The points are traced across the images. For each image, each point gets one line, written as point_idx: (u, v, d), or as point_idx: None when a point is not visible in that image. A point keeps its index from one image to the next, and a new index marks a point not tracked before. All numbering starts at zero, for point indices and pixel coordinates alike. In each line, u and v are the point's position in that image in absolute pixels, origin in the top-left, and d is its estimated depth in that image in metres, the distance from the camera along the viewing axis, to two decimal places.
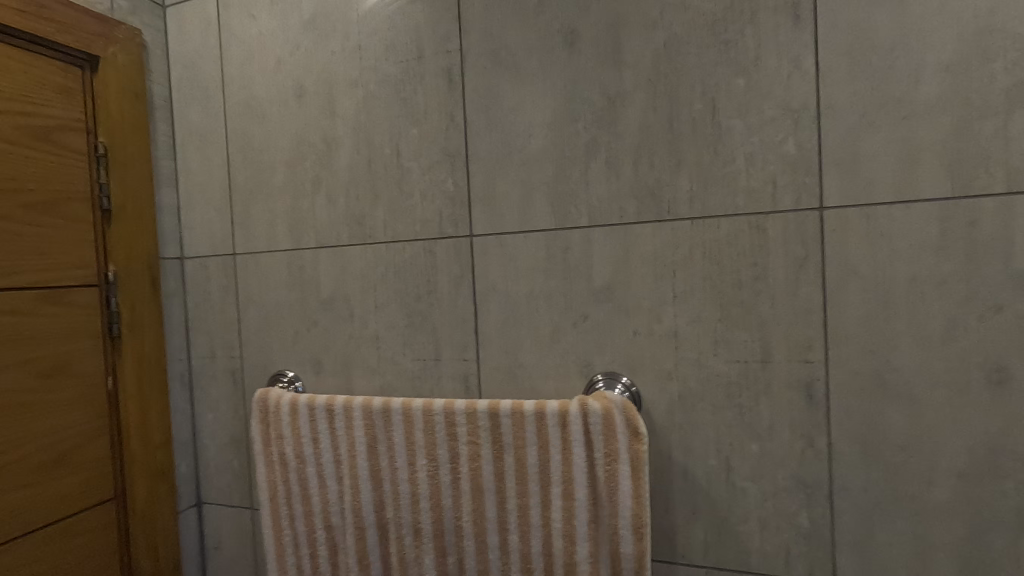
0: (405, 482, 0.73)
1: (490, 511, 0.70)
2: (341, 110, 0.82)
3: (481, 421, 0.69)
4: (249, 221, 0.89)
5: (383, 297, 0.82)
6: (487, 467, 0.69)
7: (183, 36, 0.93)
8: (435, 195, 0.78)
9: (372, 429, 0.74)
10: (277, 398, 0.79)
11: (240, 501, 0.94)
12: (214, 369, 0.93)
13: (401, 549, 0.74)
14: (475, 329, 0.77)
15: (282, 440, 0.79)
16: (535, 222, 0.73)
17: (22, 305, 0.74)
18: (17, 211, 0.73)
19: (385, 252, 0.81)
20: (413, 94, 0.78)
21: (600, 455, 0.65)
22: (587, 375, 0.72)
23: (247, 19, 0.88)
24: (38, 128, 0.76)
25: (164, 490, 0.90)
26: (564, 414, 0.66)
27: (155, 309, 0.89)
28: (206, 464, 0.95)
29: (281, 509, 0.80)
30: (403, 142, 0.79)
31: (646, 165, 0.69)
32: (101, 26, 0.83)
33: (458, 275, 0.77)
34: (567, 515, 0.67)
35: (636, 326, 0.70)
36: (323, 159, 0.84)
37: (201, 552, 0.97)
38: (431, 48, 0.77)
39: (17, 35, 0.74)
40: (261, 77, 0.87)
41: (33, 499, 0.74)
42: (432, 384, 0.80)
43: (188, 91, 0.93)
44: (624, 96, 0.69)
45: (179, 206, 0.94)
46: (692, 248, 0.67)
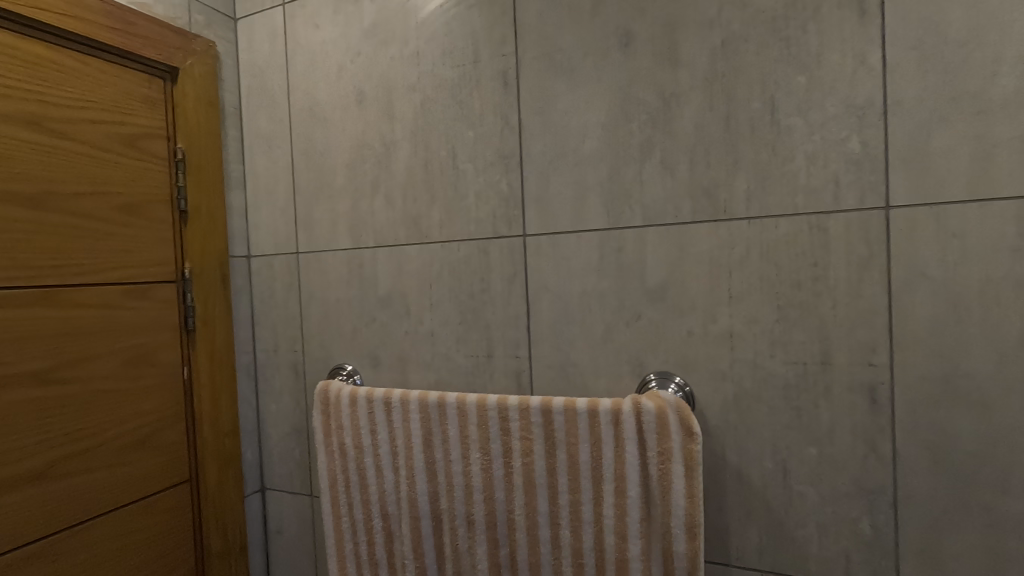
0: (459, 474, 0.75)
1: (542, 506, 0.71)
2: (399, 114, 0.85)
3: (534, 417, 0.71)
4: (312, 222, 0.93)
5: (437, 295, 0.84)
6: (539, 462, 0.71)
7: (252, 46, 0.98)
8: (490, 196, 0.80)
9: (428, 422, 0.77)
10: (337, 391, 0.83)
11: (301, 488, 0.98)
12: (278, 361, 0.99)
13: (455, 539, 0.76)
14: (527, 327, 0.79)
15: (341, 430, 0.83)
16: (589, 220, 0.74)
17: (111, 299, 0.80)
18: (109, 213, 0.80)
19: (440, 252, 0.84)
20: (469, 97, 0.80)
21: (652, 454, 0.66)
22: (639, 374, 0.73)
23: (312, 28, 0.92)
24: (126, 136, 0.82)
25: (232, 475, 0.96)
26: (617, 412, 0.67)
27: (225, 304, 0.95)
28: (270, 451, 1.01)
29: (340, 496, 0.84)
30: (459, 145, 0.81)
31: (701, 165, 0.68)
32: (181, 39, 0.89)
33: (511, 274, 0.79)
34: (619, 512, 0.67)
35: (690, 326, 0.70)
36: (383, 161, 0.87)
37: (265, 535, 1.03)
38: (487, 52, 0.79)
39: (109, 51, 0.80)
40: (324, 84, 0.91)
41: (119, 478, 0.81)
42: (485, 380, 0.82)
43: (257, 99, 0.98)
44: (679, 96, 0.69)
45: (246, 207, 1.00)
46: (748, 248, 0.67)
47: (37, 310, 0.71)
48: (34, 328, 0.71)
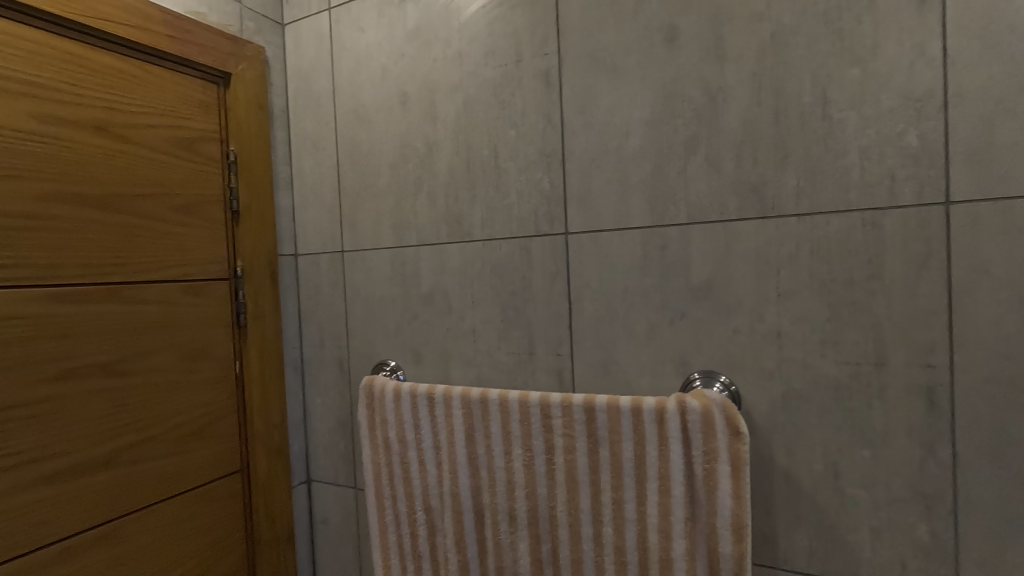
0: (501, 469, 0.76)
1: (584, 503, 0.71)
2: (442, 114, 0.87)
3: (577, 414, 0.71)
4: (357, 221, 0.96)
5: (479, 292, 0.85)
6: (582, 459, 0.71)
7: (300, 50, 1.01)
8: (532, 194, 0.80)
9: (470, 418, 0.78)
10: (381, 386, 0.85)
11: (345, 480, 1.01)
12: (324, 357, 1.02)
13: (497, 534, 0.77)
14: (569, 325, 0.79)
15: (385, 424, 0.85)
16: (632, 218, 0.74)
17: (170, 295, 0.84)
18: (168, 214, 0.83)
19: (482, 249, 0.85)
20: (511, 96, 0.81)
21: (698, 453, 0.65)
22: (683, 372, 0.72)
23: (357, 31, 0.94)
24: (183, 139, 0.86)
25: (280, 466, 0.99)
26: (661, 410, 0.66)
27: (274, 300, 0.98)
28: (316, 443, 1.04)
29: (384, 489, 0.86)
30: (501, 143, 0.82)
31: (749, 162, 0.67)
32: (234, 45, 0.92)
33: (553, 272, 0.80)
34: (663, 511, 0.67)
35: (737, 325, 0.69)
36: (426, 161, 0.88)
37: (311, 525, 1.06)
38: (529, 51, 0.79)
39: (168, 58, 0.84)
40: (368, 86, 0.94)
41: (177, 466, 0.84)
42: (526, 377, 0.83)
43: (304, 102, 1.01)
44: (726, 91, 0.68)
45: (294, 207, 1.03)
46: (798, 245, 0.65)
47: (102, 305, 0.75)
48: (99, 322, 0.75)
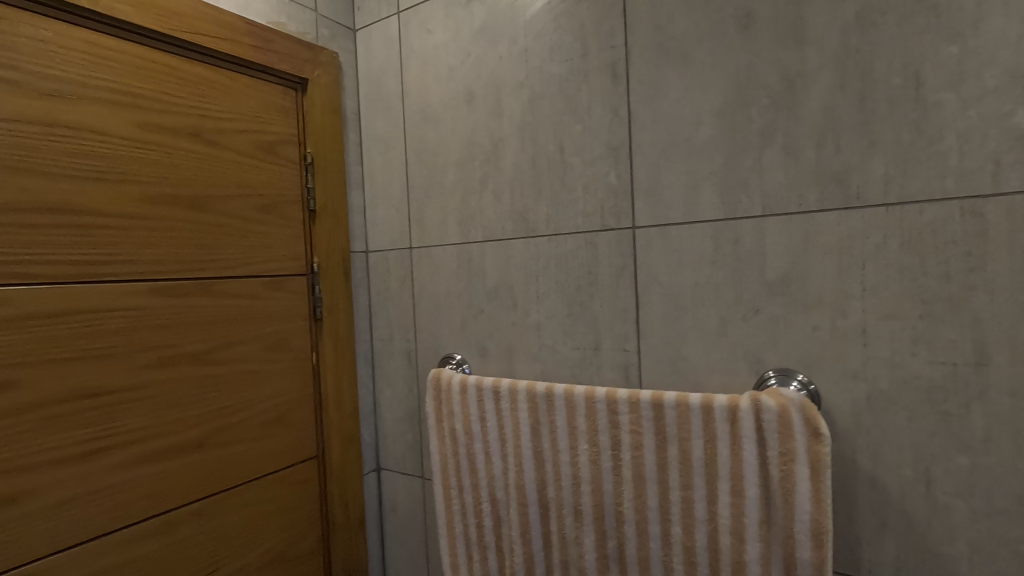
0: (567, 464, 0.76)
1: (651, 500, 0.70)
2: (507, 111, 0.88)
3: (644, 410, 0.70)
4: (424, 218, 0.99)
5: (544, 287, 0.86)
6: (649, 456, 0.70)
7: (370, 54, 1.05)
8: (599, 188, 0.80)
9: (536, 411, 0.78)
10: (448, 378, 0.87)
11: (413, 470, 1.05)
12: (393, 350, 1.06)
13: (562, 528, 0.78)
14: (636, 320, 0.78)
15: (452, 416, 0.87)
16: (702, 212, 0.72)
17: (254, 289, 0.89)
18: (252, 213, 0.89)
19: (547, 245, 0.85)
20: (577, 91, 0.81)
21: (774, 454, 0.63)
22: (756, 370, 0.70)
23: (424, 33, 0.97)
24: (266, 143, 0.91)
25: (352, 454, 1.04)
26: (734, 408, 0.65)
27: (346, 295, 1.03)
28: (385, 433, 1.08)
29: (451, 479, 0.88)
30: (567, 138, 0.82)
31: (831, 150, 0.64)
32: (311, 52, 0.97)
33: (619, 267, 0.79)
34: (735, 512, 0.65)
35: (816, 321, 0.66)
36: (491, 158, 0.90)
37: (380, 512, 1.10)
38: (596, 45, 0.79)
39: (252, 67, 0.89)
40: (436, 86, 0.96)
41: (260, 450, 0.90)
42: (592, 373, 0.82)
43: (374, 104, 1.05)
44: (806, 76, 0.65)
45: (364, 206, 1.08)
46: (885, 237, 0.62)
47: (196, 298, 0.81)
48: (193, 314, 0.81)
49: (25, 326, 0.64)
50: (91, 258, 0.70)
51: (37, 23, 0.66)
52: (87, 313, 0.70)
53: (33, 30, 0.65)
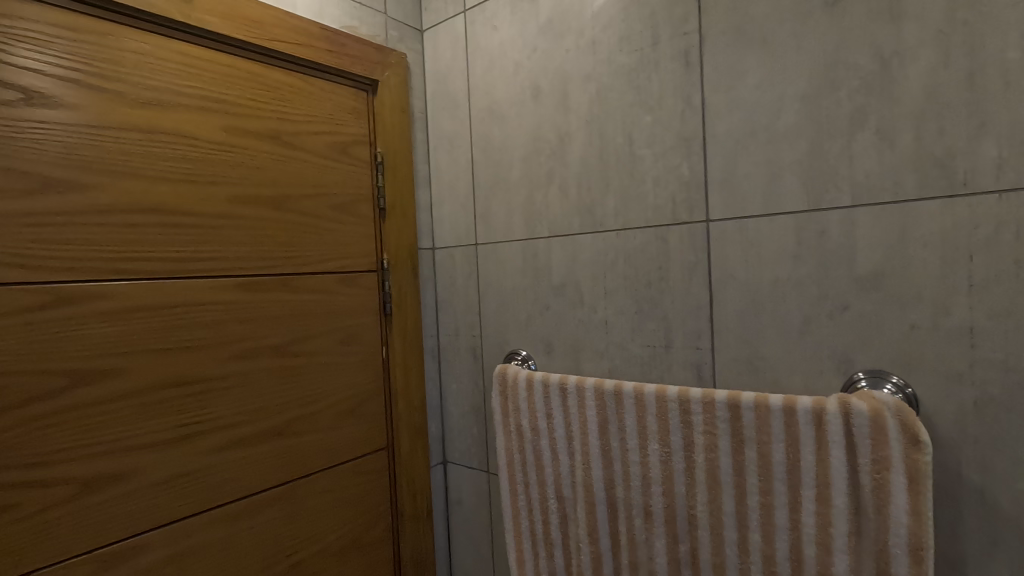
0: (636, 464, 0.74)
1: (727, 505, 0.67)
2: (574, 105, 0.86)
3: (720, 411, 0.67)
4: (490, 215, 0.99)
5: (612, 283, 0.84)
6: (725, 459, 0.67)
7: (437, 54, 1.07)
8: (670, 181, 0.77)
9: (604, 409, 0.77)
10: (514, 374, 0.87)
11: (478, 464, 1.06)
12: (459, 345, 1.07)
13: (631, 530, 0.76)
14: (710, 317, 0.75)
15: (518, 411, 0.87)
16: (783, 203, 0.68)
17: (329, 285, 0.92)
18: (327, 211, 0.92)
19: (615, 240, 0.83)
20: (647, 81, 0.78)
21: (865, 462, 0.58)
22: (844, 372, 0.65)
23: (490, 30, 0.97)
24: (339, 144, 0.94)
25: (420, 446, 1.07)
26: (819, 412, 0.61)
27: (414, 291, 1.06)
28: (451, 426, 1.11)
29: (517, 474, 0.88)
30: (636, 130, 0.80)
31: (932, 133, 0.59)
32: (381, 54, 1.00)
33: (692, 262, 0.76)
34: (821, 522, 0.61)
35: (914, 319, 0.61)
36: (558, 153, 0.89)
37: (446, 504, 1.13)
38: (667, 32, 0.76)
39: (326, 70, 0.92)
40: (502, 82, 0.96)
41: (334, 440, 0.93)
42: (662, 371, 0.80)
43: (441, 103, 1.07)
44: (903, 54, 0.60)
45: (431, 204, 1.10)
46: (997, 227, 0.56)
47: (276, 293, 0.85)
48: (273, 308, 0.85)
49: (127, 319, 0.70)
50: (184, 254, 0.75)
51: (137, 37, 0.71)
52: (181, 307, 0.74)
53: (133, 45, 0.71)
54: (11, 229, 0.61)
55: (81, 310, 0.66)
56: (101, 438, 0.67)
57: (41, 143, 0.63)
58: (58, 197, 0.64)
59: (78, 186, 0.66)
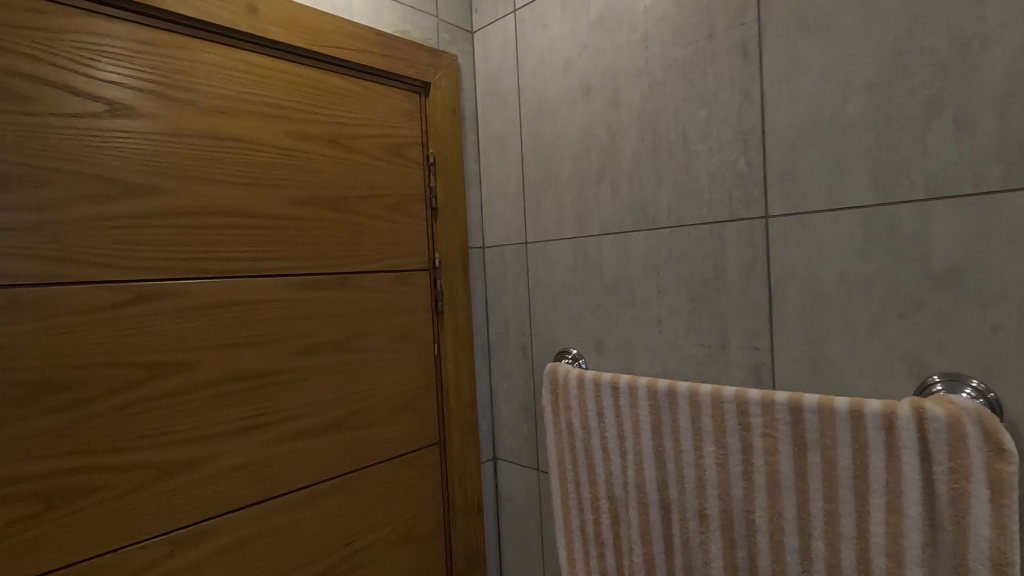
0: (691, 465, 0.73)
1: (788, 511, 0.65)
2: (626, 101, 0.85)
3: (780, 414, 0.65)
4: (540, 214, 1.00)
5: (665, 281, 0.83)
6: (786, 463, 0.65)
7: (487, 54, 1.08)
8: (726, 176, 0.75)
9: (657, 409, 0.76)
10: (565, 372, 0.87)
11: (528, 461, 1.07)
12: (509, 343, 1.08)
13: (686, 533, 0.74)
14: (769, 316, 0.72)
15: (569, 410, 0.87)
16: (849, 197, 0.65)
17: (384, 283, 0.95)
18: (382, 212, 0.95)
19: (668, 237, 0.82)
20: (702, 74, 0.77)
21: (941, 469, 0.55)
22: (917, 375, 0.62)
23: (541, 29, 0.97)
24: (393, 146, 0.97)
25: (471, 442, 1.08)
26: (890, 416, 0.58)
27: (465, 290, 1.07)
28: (501, 424, 1.12)
29: (568, 473, 0.88)
30: (690, 125, 0.78)
31: (1018, 120, 0.55)
32: (433, 57, 1.01)
33: (750, 259, 0.74)
34: (892, 532, 0.58)
35: (996, 319, 0.57)
36: (609, 150, 0.88)
37: (496, 500, 1.14)
38: (724, 24, 0.74)
39: (380, 74, 0.95)
40: (552, 81, 0.96)
41: (388, 435, 0.96)
42: (718, 372, 0.78)
43: (491, 103, 1.08)
44: (985, 36, 0.56)
45: (481, 203, 1.12)
46: None
47: (334, 292, 0.88)
48: (332, 306, 0.88)
49: (199, 315, 0.74)
50: (250, 254, 0.78)
51: (207, 48, 0.75)
52: (248, 305, 0.78)
53: (204, 56, 0.75)
54: (98, 231, 0.66)
55: (159, 307, 0.70)
56: (176, 428, 0.72)
57: (124, 151, 0.68)
58: (139, 201, 0.69)
59: (156, 191, 0.70)
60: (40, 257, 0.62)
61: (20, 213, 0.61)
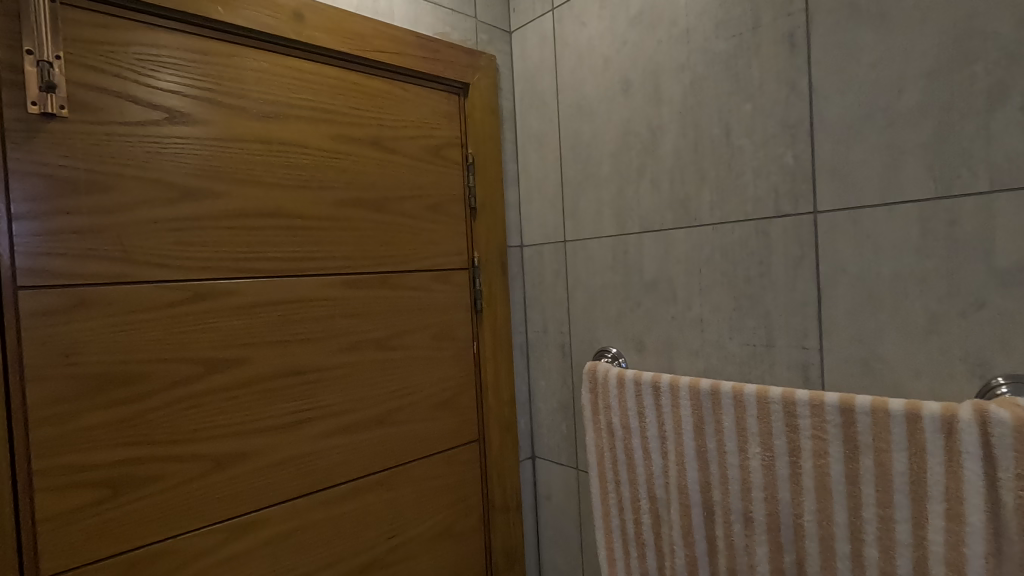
0: (735, 467, 0.71)
1: (839, 516, 0.63)
2: (666, 97, 0.84)
3: (830, 415, 0.63)
4: (579, 212, 0.99)
5: (708, 279, 0.81)
6: (836, 466, 0.63)
7: (525, 54, 1.08)
8: (772, 171, 0.73)
9: (699, 409, 0.74)
10: (604, 371, 0.87)
11: (567, 460, 1.07)
12: (547, 342, 1.08)
13: (730, 535, 0.73)
14: (818, 315, 0.70)
15: (609, 409, 0.86)
16: (905, 191, 0.63)
17: (424, 282, 0.97)
18: (423, 212, 0.96)
19: (711, 234, 0.80)
20: (747, 67, 0.75)
21: (1007, 476, 0.52)
22: (979, 376, 0.59)
23: (579, 26, 0.97)
24: (433, 147, 0.98)
25: (509, 440, 1.09)
26: (950, 419, 0.55)
27: (503, 288, 1.08)
28: (540, 422, 1.12)
29: (608, 473, 0.88)
30: (734, 119, 0.77)
31: None
32: (472, 57, 1.02)
33: (797, 256, 0.72)
34: (952, 540, 0.56)
35: None
36: (649, 147, 0.87)
37: (535, 499, 1.14)
38: (769, 15, 0.73)
39: (421, 76, 0.96)
40: (591, 78, 0.96)
41: (429, 431, 0.97)
42: (763, 372, 0.76)
43: (529, 102, 1.09)
44: None
45: (520, 202, 1.12)
46: None
47: (377, 290, 0.90)
48: (375, 304, 0.90)
49: (250, 313, 0.77)
50: (297, 254, 0.81)
51: (256, 56, 0.78)
52: (296, 303, 0.81)
53: (254, 63, 0.78)
54: (156, 233, 0.69)
55: (213, 305, 0.74)
56: (229, 421, 0.75)
57: (180, 157, 0.71)
58: (194, 204, 0.72)
59: (211, 194, 0.73)
60: (104, 257, 0.66)
61: (87, 216, 0.64)
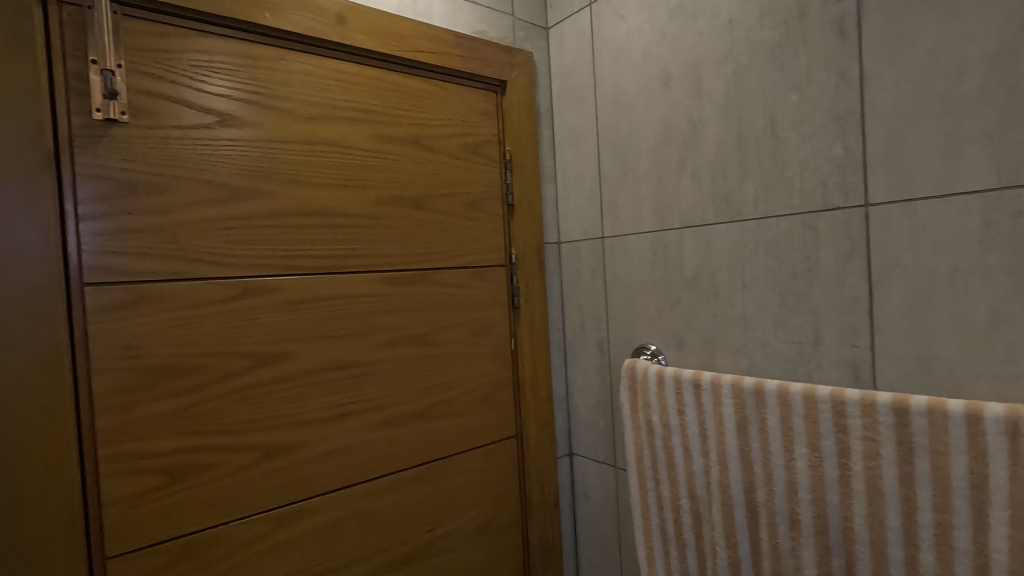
0: (780, 468, 0.69)
1: (892, 520, 0.61)
2: (708, 89, 0.83)
3: (882, 416, 0.60)
4: (617, 207, 0.98)
5: (751, 275, 0.79)
6: (889, 469, 0.60)
7: (562, 50, 1.08)
8: (820, 163, 0.71)
9: (743, 408, 0.73)
10: (644, 368, 0.86)
11: (605, 458, 1.06)
12: (585, 339, 1.08)
13: (775, 538, 0.71)
14: (869, 312, 0.68)
15: (648, 407, 0.85)
16: (965, 181, 0.60)
17: (462, 278, 0.98)
18: (461, 209, 0.97)
19: (755, 229, 0.78)
20: (793, 56, 0.73)
21: None
22: None
23: (618, 20, 0.96)
24: (471, 144, 0.99)
25: (547, 436, 1.09)
26: (1015, 422, 0.52)
27: (541, 285, 1.08)
28: (577, 419, 1.12)
29: (647, 471, 0.87)
30: (779, 110, 0.74)
31: None
32: (509, 55, 1.03)
33: (847, 251, 0.69)
34: (1017, 549, 0.53)
35: None
36: (690, 141, 0.86)
37: (572, 496, 1.14)
38: (817, 2, 0.70)
39: (459, 75, 0.97)
40: (630, 72, 0.95)
41: (467, 426, 0.98)
42: (810, 370, 0.74)
43: (567, 98, 1.08)
44: None
45: (557, 199, 1.12)
46: None
47: (417, 287, 0.92)
48: (415, 300, 0.91)
49: (296, 309, 0.79)
50: (340, 252, 0.83)
51: (301, 59, 0.80)
52: (339, 299, 0.83)
53: (299, 66, 0.80)
54: (209, 232, 0.72)
55: (262, 301, 0.76)
56: (277, 412, 0.77)
57: (231, 158, 0.74)
58: (244, 204, 0.75)
59: (259, 194, 0.76)
60: (162, 255, 0.69)
61: (146, 216, 0.68)
